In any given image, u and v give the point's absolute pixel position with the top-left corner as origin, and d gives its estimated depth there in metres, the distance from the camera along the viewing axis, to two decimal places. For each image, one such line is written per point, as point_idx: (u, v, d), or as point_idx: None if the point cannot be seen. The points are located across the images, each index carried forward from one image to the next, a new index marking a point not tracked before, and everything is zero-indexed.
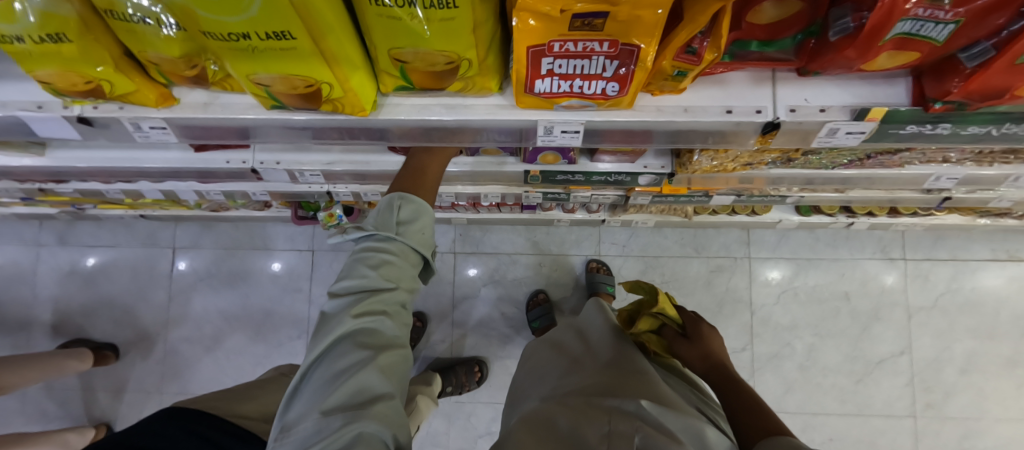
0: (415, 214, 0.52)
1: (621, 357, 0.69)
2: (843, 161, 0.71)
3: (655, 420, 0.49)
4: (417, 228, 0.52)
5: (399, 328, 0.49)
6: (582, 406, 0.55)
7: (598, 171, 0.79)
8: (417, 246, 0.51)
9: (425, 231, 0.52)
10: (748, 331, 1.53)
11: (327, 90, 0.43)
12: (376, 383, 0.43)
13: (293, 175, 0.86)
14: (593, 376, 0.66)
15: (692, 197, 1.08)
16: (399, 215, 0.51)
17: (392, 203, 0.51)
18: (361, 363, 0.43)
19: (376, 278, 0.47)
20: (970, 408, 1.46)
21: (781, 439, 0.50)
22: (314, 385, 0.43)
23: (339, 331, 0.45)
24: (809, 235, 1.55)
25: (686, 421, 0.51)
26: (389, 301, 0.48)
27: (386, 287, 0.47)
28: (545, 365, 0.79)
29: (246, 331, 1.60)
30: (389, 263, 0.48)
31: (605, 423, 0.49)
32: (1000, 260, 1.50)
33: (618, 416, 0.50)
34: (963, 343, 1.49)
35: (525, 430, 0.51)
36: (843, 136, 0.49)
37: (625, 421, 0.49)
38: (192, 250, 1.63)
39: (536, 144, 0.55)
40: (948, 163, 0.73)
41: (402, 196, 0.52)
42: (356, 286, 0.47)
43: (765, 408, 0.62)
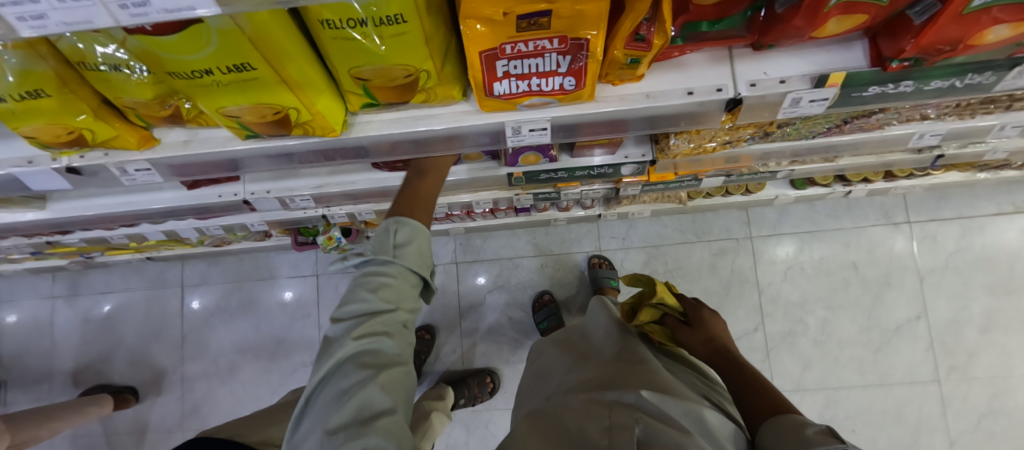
0: (412, 235, 0.51)
1: (626, 351, 0.69)
2: (821, 129, 0.70)
3: (655, 408, 0.49)
4: (414, 249, 0.51)
5: (403, 345, 0.49)
6: (584, 401, 0.54)
7: (581, 166, 0.80)
8: (414, 266, 0.51)
9: (421, 252, 0.52)
10: (759, 311, 1.51)
11: (295, 115, 0.44)
12: (379, 399, 0.43)
13: (284, 202, 0.88)
14: (598, 371, 0.65)
15: (682, 183, 1.08)
16: (396, 238, 0.51)
17: (388, 227, 0.51)
18: (363, 381, 0.43)
19: (376, 301, 0.47)
20: (996, 367, 1.42)
21: (787, 418, 0.49)
22: (321, 404, 0.43)
23: (341, 353, 0.45)
24: (809, 208, 1.53)
25: (687, 406, 0.51)
26: (390, 322, 0.47)
27: (386, 309, 0.47)
28: (552, 364, 0.79)
29: (260, 361, 1.61)
30: (388, 286, 0.48)
31: (605, 418, 0.48)
32: (1008, 213, 1.47)
33: (618, 408, 0.50)
34: (980, 301, 1.46)
35: (531, 431, 0.51)
36: (806, 105, 0.49)
37: (625, 412, 0.48)
38: (201, 286, 1.66)
39: (508, 146, 0.56)
40: (929, 119, 0.72)
41: (397, 219, 0.51)
42: (356, 311, 0.47)
43: (771, 388, 0.61)
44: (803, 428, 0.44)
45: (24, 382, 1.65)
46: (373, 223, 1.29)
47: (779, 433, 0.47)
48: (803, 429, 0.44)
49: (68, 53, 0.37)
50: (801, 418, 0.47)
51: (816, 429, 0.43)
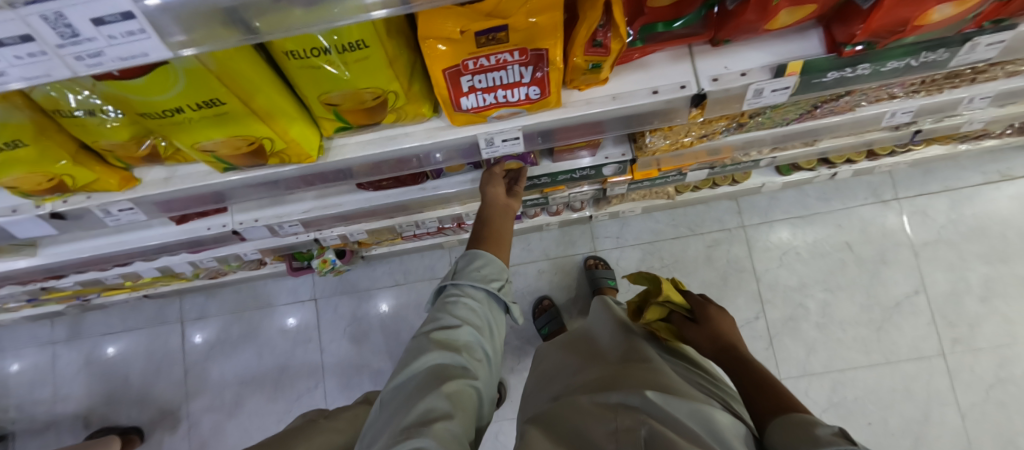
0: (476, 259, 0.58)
1: (629, 351, 0.69)
2: (793, 116, 0.72)
3: (661, 410, 0.48)
4: (478, 270, 0.56)
5: (471, 364, 0.48)
6: (588, 403, 0.54)
7: (562, 170, 0.81)
8: (480, 284, 0.55)
9: (487, 272, 0.57)
10: (758, 299, 1.51)
11: (269, 144, 0.45)
12: (442, 404, 0.40)
13: (273, 229, 0.88)
14: (602, 371, 0.65)
15: (667, 178, 1.10)
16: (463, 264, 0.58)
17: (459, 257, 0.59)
18: (428, 389, 0.42)
19: (447, 316, 0.51)
20: (999, 336, 1.42)
21: (791, 416, 0.48)
22: (392, 408, 0.43)
23: (417, 360, 0.46)
24: (798, 193, 1.54)
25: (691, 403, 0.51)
26: (458, 336, 0.49)
27: (454, 323, 0.50)
28: (553, 365, 0.78)
29: (264, 391, 1.60)
30: (456, 302, 0.52)
31: (611, 420, 0.48)
32: (995, 181, 1.49)
33: (623, 411, 0.49)
34: (977, 271, 1.46)
35: (537, 434, 0.50)
36: (769, 95, 0.50)
37: (630, 415, 0.48)
38: (200, 320, 1.65)
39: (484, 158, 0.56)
40: (899, 97, 0.74)
41: (465, 250, 0.60)
42: (430, 326, 0.50)
43: (778, 386, 0.58)
44: (809, 425, 0.44)
45: (28, 431, 1.63)
46: (366, 243, 1.30)
47: (783, 429, 0.46)
48: (812, 427, 0.42)
49: (42, 102, 0.38)
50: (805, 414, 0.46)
51: (827, 428, 0.41)
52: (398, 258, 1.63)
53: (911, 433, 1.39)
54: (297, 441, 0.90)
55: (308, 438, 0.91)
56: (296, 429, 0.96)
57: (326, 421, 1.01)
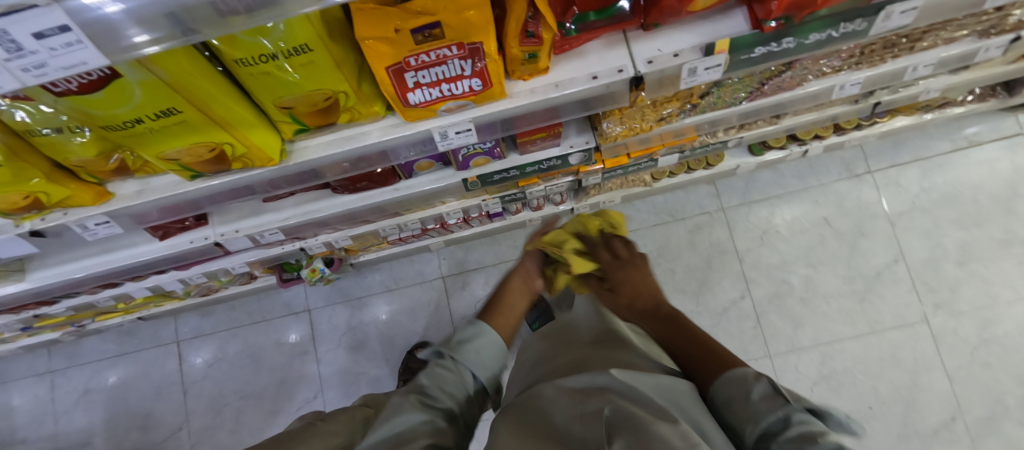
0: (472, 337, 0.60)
1: (604, 332, 0.70)
2: (743, 94, 0.75)
3: (627, 386, 0.46)
4: (473, 349, 0.58)
5: (447, 432, 0.48)
6: (557, 388, 0.52)
7: (529, 162, 0.83)
8: (472, 366, 0.57)
9: (492, 350, 0.60)
10: (743, 279, 1.52)
11: (230, 149, 0.47)
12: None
13: (255, 239, 0.89)
14: (577, 355, 0.65)
15: (640, 165, 1.13)
16: (460, 337, 0.60)
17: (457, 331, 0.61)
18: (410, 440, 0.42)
19: (434, 384, 0.52)
20: (979, 298, 1.45)
21: (729, 372, 0.48)
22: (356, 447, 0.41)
23: (392, 411, 0.45)
24: (774, 172, 1.56)
25: (659, 379, 0.49)
26: (443, 404, 0.50)
27: (441, 392, 0.51)
28: (534, 354, 0.78)
29: (261, 406, 1.59)
30: (446, 374, 0.53)
31: (578, 402, 0.45)
32: (963, 148, 1.53)
33: (590, 392, 0.47)
34: (953, 236, 1.49)
35: (506, 424, 0.47)
36: (703, 73, 0.53)
37: (596, 396, 0.45)
38: (193, 339, 1.64)
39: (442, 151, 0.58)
40: (844, 70, 0.78)
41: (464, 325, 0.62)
42: (416, 386, 0.50)
43: (708, 339, 0.60)
44: (748, 381, 0.43)
45: None
46: (352, 249, 1.31)
47: (724, 408, 0.44)
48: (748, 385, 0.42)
49: (12, 125, 0.41)
50: (744, 367, 0.46)
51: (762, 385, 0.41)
52: (388, 264, 1.63)
53: (900, 400, 1.42)
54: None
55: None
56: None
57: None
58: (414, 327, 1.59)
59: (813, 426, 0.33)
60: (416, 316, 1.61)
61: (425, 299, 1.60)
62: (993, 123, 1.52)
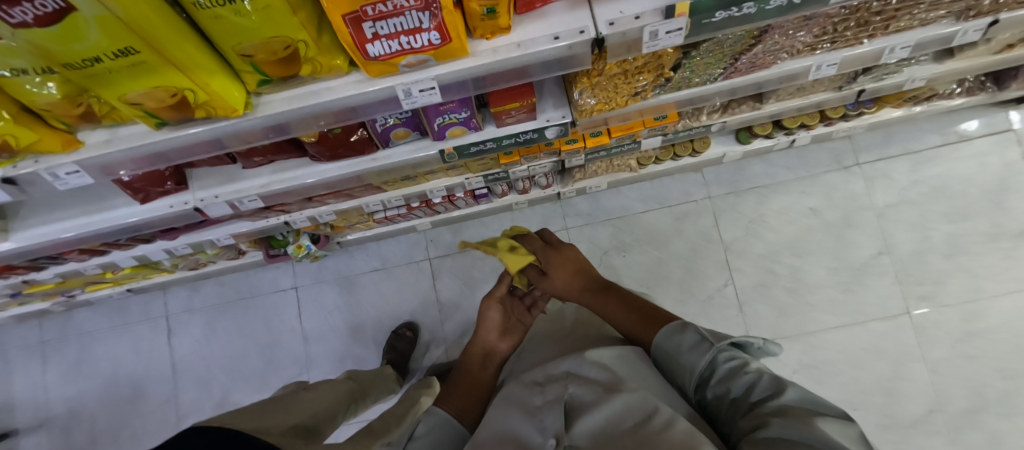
0: (424, 431, 0.68)
1: None
2: (717, 71, 0.75)
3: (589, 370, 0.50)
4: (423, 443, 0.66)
5: None
6: (528, 380, 0.55)
7: (505, 134, 0.83)
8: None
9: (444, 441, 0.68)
10: (727, 267, 1.52)
11: (192, 96, 0.48)
12: None
13: (234, 206, 0.90)
14: None
15: (623, 146, 1.13)
16: (415, 432, 0.68)
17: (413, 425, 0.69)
18: None
19: None
20: (964, 292, 1.45)
21: (669, 330, 0.57)
22: None
23: None
24: (762, 162, 1.56)
25: (614, 354, 0.54)
26: None
27: None
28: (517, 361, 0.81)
29: (246, 381, 1.61)
30: None
31: (546, 395, 0.49)
32: (953, 142, 1.52)
33: (557, 381, 0.50)
34: (940, 229, 1.49)
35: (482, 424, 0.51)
36: (664, 37, 0.53)
37: (561, 386, 0.49)
38: (183, 314, 1.66)
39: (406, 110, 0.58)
40: (820, 49, 0.78)
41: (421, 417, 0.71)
42: None
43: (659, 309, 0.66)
44: (680, 332, 0.55)
45: (20, 431, 1.65)
46: (337, 226, 1.32)
47: (666, 361, 0.55)
48: (684, 340, 0.53)
49: None
50: (676, 321, 0.57)
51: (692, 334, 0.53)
52: (375, 245, 1.64)
53: (882, 390, 1.42)
54: (282, 409, 0.91)
55: (290, 409, 0.93)
56: (279, 397, 0.99)
57: (305, 392, 1.05)
58: (400, 307, 1.61)
59: (735, 361, 0.47)
60: (402, 296, 1.62)
61: (411, 280, 1.62)
62: (985, 118, 1.52)
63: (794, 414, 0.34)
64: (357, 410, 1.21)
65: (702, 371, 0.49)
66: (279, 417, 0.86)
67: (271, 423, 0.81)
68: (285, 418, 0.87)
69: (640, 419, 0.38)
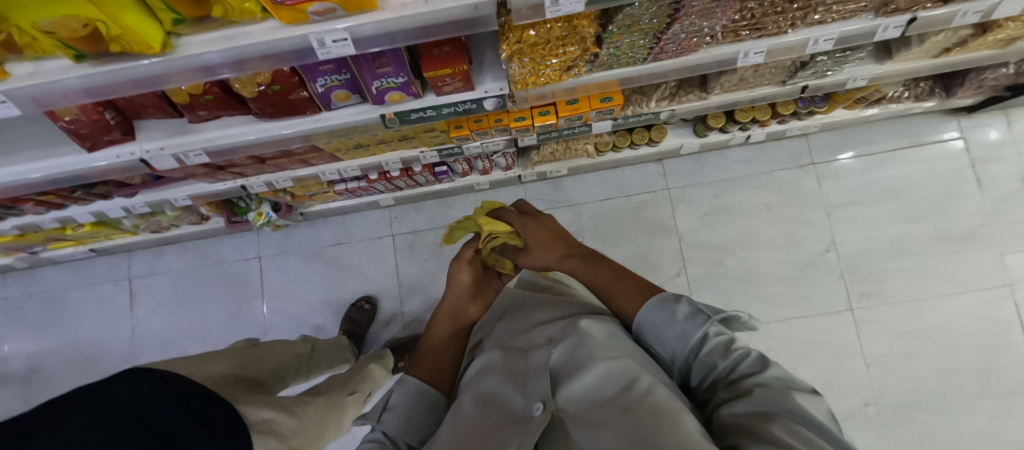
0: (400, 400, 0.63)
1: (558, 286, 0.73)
2: (644, 50, 0.79)
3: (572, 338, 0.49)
4: (399, 414, 0.61)
5: None
6: (511, 355, 0.54)
7: (444, 103, 0.87)
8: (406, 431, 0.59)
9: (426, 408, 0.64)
10: (681, 256, 1.57)
11: (104, 28, 0.50)
12: None
13: (179, 159, 0.93)
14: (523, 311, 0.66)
15: (574, 128, 1.16)
16: (388, 402, 0.63)
17: (385, 396, 0.64)
18: None
19: None
20: (906, 291, 1.50)
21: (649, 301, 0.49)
22: None
23: None
24: (721, 157, 1.60)
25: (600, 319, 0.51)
26: None
27: None
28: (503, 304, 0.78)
29: (206, 346, 1.63)
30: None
31: (530, 370, 0.48)
32: (904, 147, 1.57)
33: (541, 352, 0.49)
34: (887, 230, 1.54)
35: (476, 394, 0.51)
36: (564, 2, 0.56)
37: (544, 357, 0.48)
38: (147, 277, 1.68)
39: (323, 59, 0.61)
40: (747, 37, 0.82)
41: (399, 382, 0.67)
42: None
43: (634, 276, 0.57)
44: (668, 304, 0.47)
45: None
46: (297, 194, 1.35)
47: (650, 331, 0.48)
48: (670, 310, 0.46)
49: None
50: (666, 292, 0.48)
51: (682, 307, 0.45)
52: (340, 219, 1.67)
53: (820, 382, 1.47)
54: (229, 365, 0.92)
55: (235, 365, 0.94)
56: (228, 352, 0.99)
57: (255, 349, 1.05)
58: (362, 280, 1.64)
59: (724, 336, 0.43)
60: (364, 270, 1.65)
61: (373, 255, 1.65)
62: (936, 125, 1.57)
63: (777, 389, 0.33)
64: (305, 372, 1.24)
65: (693, 346, 0.43)
66: (221, 373, 0.86)
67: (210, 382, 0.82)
68: (227, 376, 0.88)
69: (620, 388, 0.38)
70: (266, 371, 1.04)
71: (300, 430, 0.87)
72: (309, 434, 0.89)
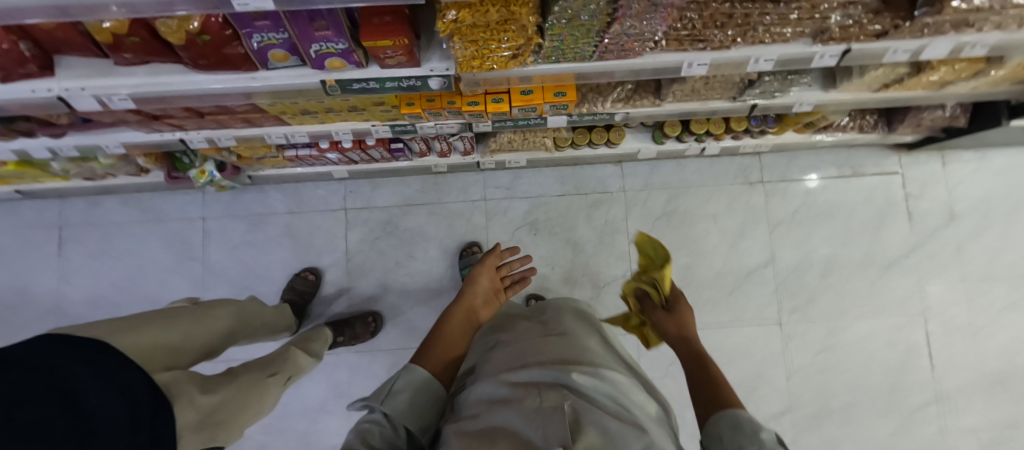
0: (408, 384, 0.54)
1: (559, 315, 0.67)
2: (588, 46, 0.79)
3: (583, 388, 0.43)
4: (405, 399, 0.51)
5: None
6: (508, 380, 0.46)
7: (387, 77, 0.86)
8: (408, 417, 0.49)
9: (433, 401, 0.54)
10: (628, 257, 1.62)
11: None
12: None
13: (102, 101, 0.88)
14: (520, 337, 0.60)
15: (529, 120, 1.17)
16: (394, 386, 0.53)
17: (392, 378, 0.55)
18: None
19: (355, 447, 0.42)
20: (831, 310, 1.60)
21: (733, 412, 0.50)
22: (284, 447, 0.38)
23: None
24: (676, 165, 1.65)
25: (609, 378, 0.46)
26: None
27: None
28: (513, 322, 0.71)
29: (139, 304, 1.57)
30: (372, 429, 0.46)
31: (533, 400, 0.40)
32: (846, 175, 1.65)
33: (548, 388, 0.42)
34: (821, 251, 1.63)
35: (469, 420, 0.42)
36: None
37: (553, 393, 0.41)
38: (81, 227, 1.60)
39: (235, 9, 0.57)
40: (691, 47, 0.84)
41: (403, 368, 0.56)
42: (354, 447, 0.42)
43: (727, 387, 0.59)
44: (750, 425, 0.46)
45: None
46: (244, 156, 1.31)
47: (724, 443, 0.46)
48: (756, 429, 0.45)
49: None
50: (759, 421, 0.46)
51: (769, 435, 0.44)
52: (293, 186, 1.63)
53: (742, 389, 1.56)
54: (171, 321, 0.78)
55: (178, 322, 0.80)
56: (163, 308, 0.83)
57: (197, 307, 0.91)
58: (310, 251, 1.61)
59: None
60: (313, 241, 1.62)
61: (325, 227, 1.62)
62: (878, 157, 1.66)
63: None
64: (248, 333, 1.13)
65: None
66: (162, 331, 0.72)
67: (144, 338, 0.67)
68: (165, 334, 0.73)
69: None
70: (214, 334, 0.92)
71: (226, 410, 0.74)
72: (234, 415, 0.76)
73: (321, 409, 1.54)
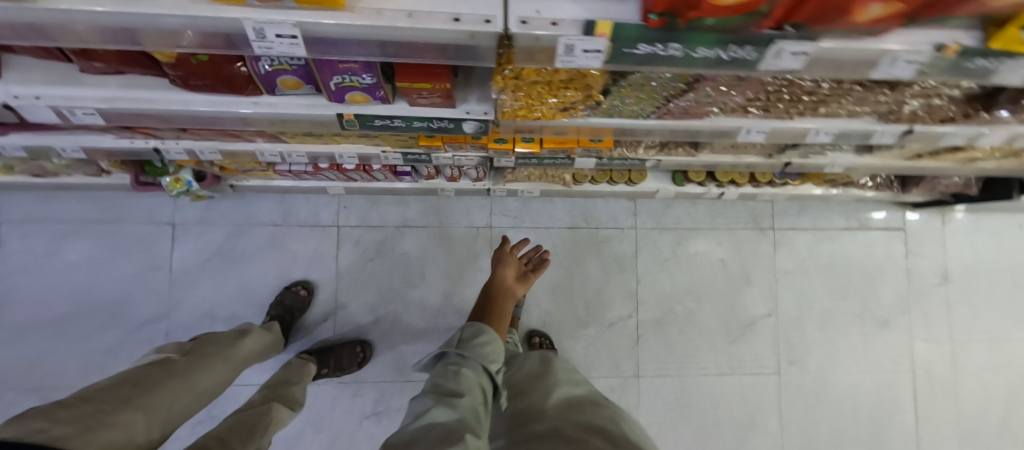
0: (476, 333, 0.74)
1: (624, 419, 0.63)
2: (649, 107, 0.70)
3: None
4: (477, 346, 0.71)
5: (481, 412, 0.60)
6: None
7: (416, 116, 0.75)
8: (481, 359, 0.69)
9: (495, 348, 0.72)
10: (635, 298, 1.57)
11: None
12: (444, 415, 0.56)
13: (62, 113, 0.73)
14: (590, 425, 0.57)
15: (555, 159, 1.08)
16: (465, 335, 0.74)
17: (461, 331, 0.75)
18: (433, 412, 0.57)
19: (451, 383, 0.64)
20: (826, 362, 1.61)
21: None
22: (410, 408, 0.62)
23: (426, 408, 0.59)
24: (690, 206, 1.60)
25: None
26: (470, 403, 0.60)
27: (465, 393, 0.62)
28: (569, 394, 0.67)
29: (93, 317, 1.38)
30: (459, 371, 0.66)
31: None
32: (853, 228, 1.66)
33: None
34: (822, 303, 1.63)
35: None
36: (581, 55, 0.47)
37: None
38: (23, 225, 1.38)
39: (255, 51, 0.47)
40: (753, 114, 0.76)
41: (467, 324, 0.76)
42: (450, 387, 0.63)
43: None
44: None
45: None
46: (229, 168, 1.15)
47: None
48: None
49: None
50: None
51: None
52: (280, 197, 1.47)
53: (736, 438, 1.55)
54: (146, 398, 0.65)
55: (155, 396, 0.67)
56: (132, 371, 0.70)
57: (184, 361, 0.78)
58: (295, 269, 1.47)
59: None
60: (299, 258, 1.47)
61: (314, 243, 1.48)
62: (884, 213, 1.67)
63: None
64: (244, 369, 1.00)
65: None
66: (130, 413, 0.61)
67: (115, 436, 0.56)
68: (140, 420, 0.62)
69: None
70: (204, 388, 0.79)
71: None
72: None
73: (296, 443, 1.41)
